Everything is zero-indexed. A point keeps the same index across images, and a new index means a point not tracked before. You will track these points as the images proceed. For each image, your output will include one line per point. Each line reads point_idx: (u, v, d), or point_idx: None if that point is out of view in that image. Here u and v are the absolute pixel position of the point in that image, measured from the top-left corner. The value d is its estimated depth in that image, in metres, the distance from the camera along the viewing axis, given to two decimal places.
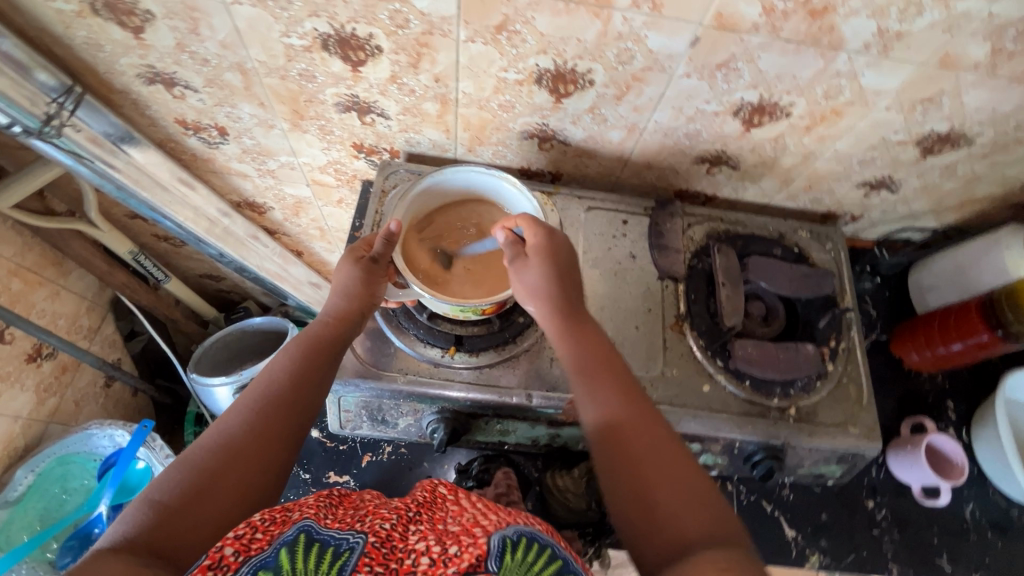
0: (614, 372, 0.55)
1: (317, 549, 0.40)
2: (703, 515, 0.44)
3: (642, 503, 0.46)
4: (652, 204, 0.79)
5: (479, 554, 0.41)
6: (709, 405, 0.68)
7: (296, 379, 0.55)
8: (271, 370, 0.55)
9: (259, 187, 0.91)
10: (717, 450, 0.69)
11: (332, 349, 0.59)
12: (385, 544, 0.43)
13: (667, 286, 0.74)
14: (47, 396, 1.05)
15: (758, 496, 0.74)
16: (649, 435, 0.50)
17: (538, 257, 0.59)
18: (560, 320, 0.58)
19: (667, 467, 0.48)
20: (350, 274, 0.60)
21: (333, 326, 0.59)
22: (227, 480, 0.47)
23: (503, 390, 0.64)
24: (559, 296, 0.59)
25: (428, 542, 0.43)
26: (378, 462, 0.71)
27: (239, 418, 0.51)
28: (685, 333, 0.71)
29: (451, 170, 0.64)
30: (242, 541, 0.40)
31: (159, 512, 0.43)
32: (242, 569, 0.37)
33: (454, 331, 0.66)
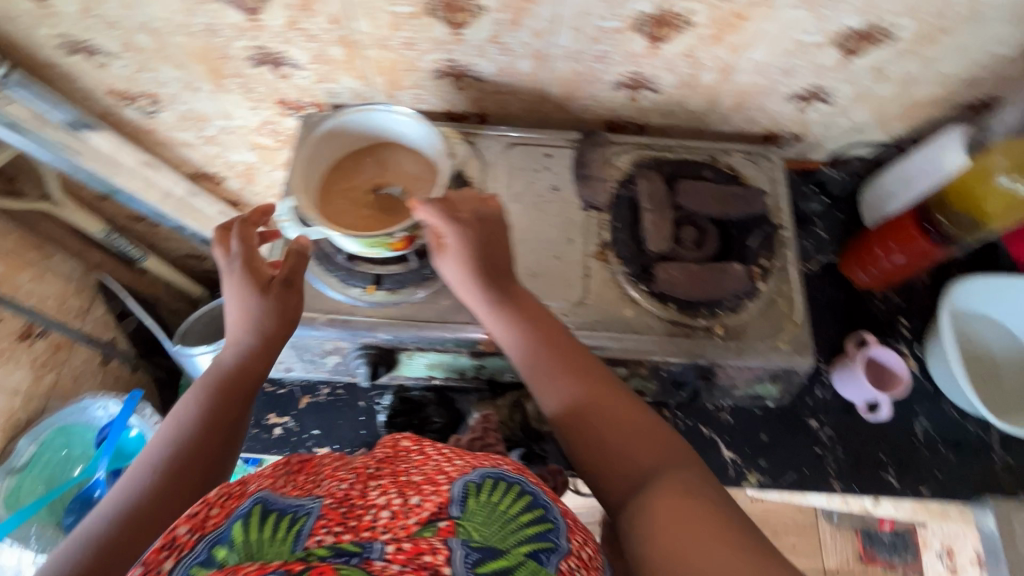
0: (553, 347, 0.59)
1: (273, 518, 0.46)
2: (651, 449, 0.52)
3: (603, 452, 0.53)
4: (577, 136, 0.78)
5: (441, 501, 0.48)
6: (630, 328, 0.67)
7: (205, 425, 0.58)
8: (176, 418, 0.58)
9: (207, 156, 0.94)
10: (644, 374, 0.69)
11: (243, 388, 0.61)
12: (342, 505, 0.48)
13: (591, 216, 0.73)
14: (44, 371, 1.12)
15: (696, 420, 0.73)
16: (597, 393, 0.56)
17: (454, 250, 0.61)
18: (507, 305, 0.61)
19: (614, 413, 0.55)
20: (246, 295, 0.61)
21: (243, 364, 0.61)
22: (134, 543, 0.50)
23: (422, 323, 0.66)
24: (489, 274, 0.62)
25: (387, 497, 0.49)
26: (316, 404, 0.73)
27: (145, 477, 0.53)
28: (609, 261, 0.71)
29: (345, 116, 0.65)
30: (197, 518, 0.46)
31: None
32: (198, 546, 0.43)
33: (373, 271, 0.67)
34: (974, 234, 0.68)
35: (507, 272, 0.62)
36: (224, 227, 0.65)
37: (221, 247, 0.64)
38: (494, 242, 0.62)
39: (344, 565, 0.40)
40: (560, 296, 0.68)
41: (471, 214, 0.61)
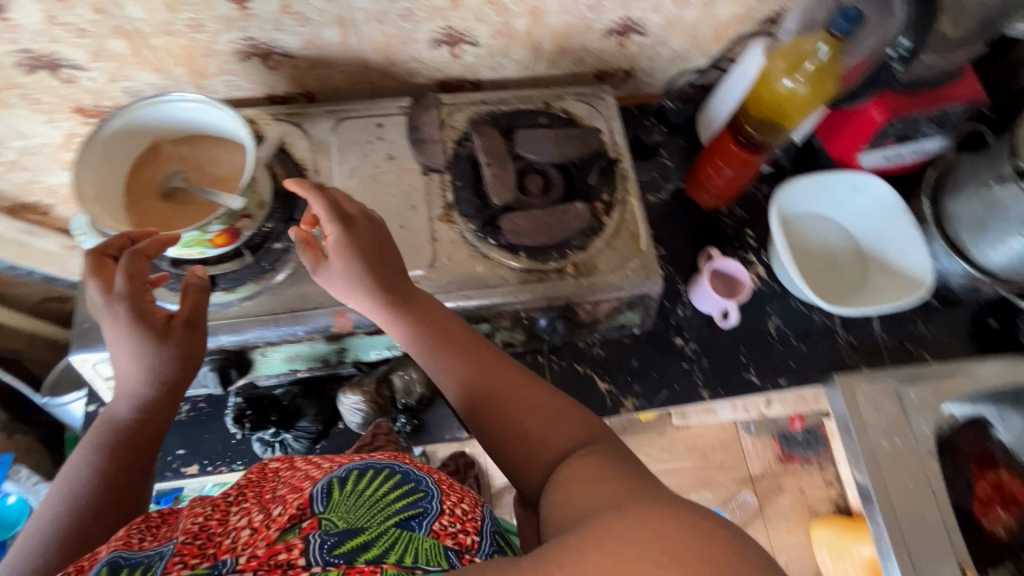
0: (464, 340, 0.55)
1: None
2: (565, 429, 0.47)
3: (514, 437, 0.48)
4: (408, 101, 0.76)
5: (302, 501, 0.41)
6: (483, 284, 0.68)
7: (103, 491, 0.50)
8: (62, 494, 0.49)
9: (17, 184, 0.84)
10: (507, 324, 0.71)
11: (148, 445, 0.54)
12: (199, 537, 0.40)
13: (432, 179, 0.72)
14: None
15: (569, 359, 0.76)
16: (508, 377, 0.52)
17: (337, 251, 0.57)
18: (404, 305, 0.57)
19: (528, 400, 0.49)
20: (139, 345, 0.53)
21: (142, 418, 0.54)
22: None
23: (266, 319, 0.63)
24: (376, 275, 0.57)
25: (249, 516, 0.41)
26: (176, 423, 0.70)
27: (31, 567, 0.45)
28: (454, 221, 0.71)
29: (130, 113, 0.60)
30: None
31: None
32: None
33: (205, 273, 0.63)
34: (779, 136, 0.74)
35: (398, 268, 0.59)
36: (97, 253, 0.54)
37: (96, 277, 0.53)
38: (375, 240, 0.59)
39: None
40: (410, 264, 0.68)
41: (363, 217, 0.59)
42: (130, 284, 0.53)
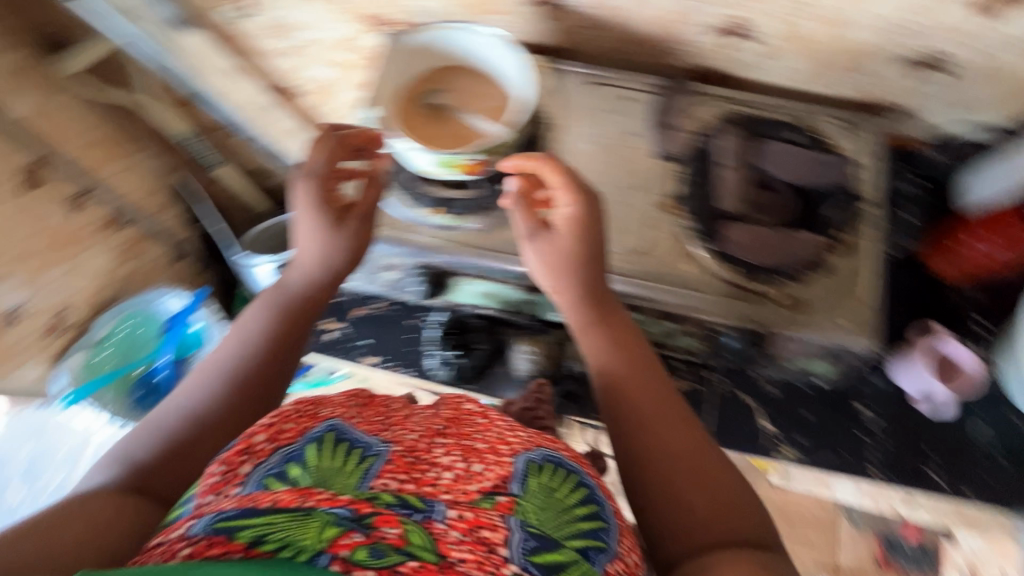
0: (645, 369, 0.60)
1: (345, 447, 0.52)
2: (728, 516, 0.50)
3: (671, 495, 0.52)
4: (662, 82, 0.75)
5: (504, 474, 0.51)
6: (686, 284, 0.66)
7: (267, 346, 0.61)
8: (240, 336, 0.62)
9: (288, 67, 0.95)
10: (695, 332, 0.70)
11: (306, 317, 0.64)
12: (410, 454, 0.53)
13: (664, 166, 0.71)
14: (126, 258, 1.21)
15: (739, 387, 0.74)
16: (680, 430, 0.56)
17: (567, 228, 0.60)
18: (594, 307, 0.62)
19: (691, 464, 0.53)
20: (319, 227, 0.64)
21: (311, 294, 0.65)
22: (195, 439, 0.55)
23: (485, 254, 0.67)
24: (589, 281, 0.61)
25: (454, 458, 0.53)
26: (369, 315, 0.77)
27: (210, 386, 0.58)
28: (675, 213, 0.69)
29: (425, 32, 0.65)
30: (274, 430, 0.53)
31: (127, 467, 0.52)
32: (271, 459, 0.50)
33: (441, 195, 0.68)
34: None
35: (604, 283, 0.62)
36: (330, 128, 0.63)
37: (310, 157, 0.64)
38: (592, 234, 0.60)
39: (407, 521, 0.43)
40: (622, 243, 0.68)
41: (595, 200, 0.60)
42: (327, 166, 0.62)
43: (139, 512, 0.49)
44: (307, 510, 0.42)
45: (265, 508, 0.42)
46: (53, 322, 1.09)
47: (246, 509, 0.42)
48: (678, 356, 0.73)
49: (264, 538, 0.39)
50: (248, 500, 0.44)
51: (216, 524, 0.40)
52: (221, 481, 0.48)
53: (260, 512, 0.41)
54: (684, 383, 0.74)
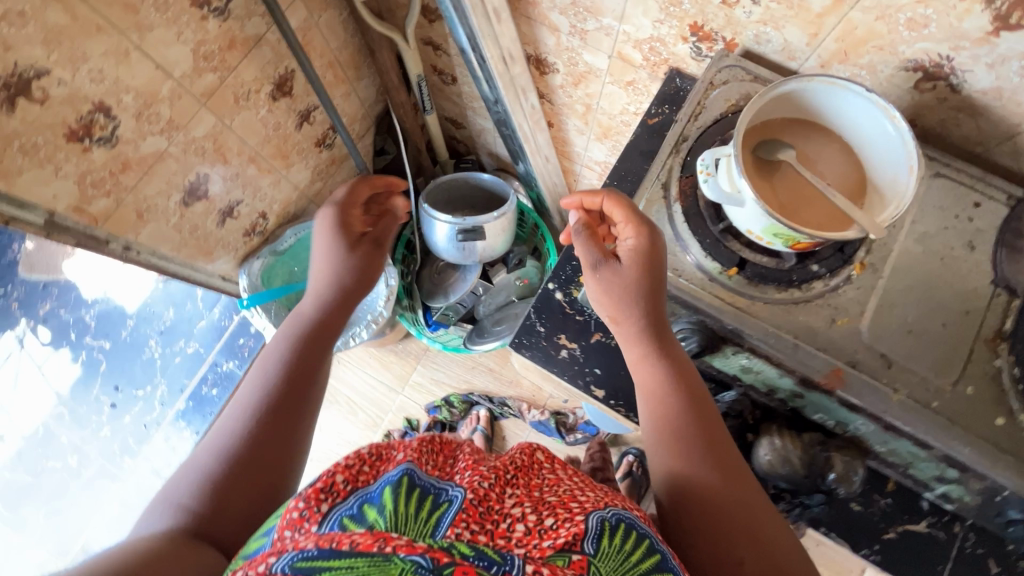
0: (689, 431, 0.62)
1: (419, 495, 0.50)
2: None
3: (724, 559, 0.55)
4: (1020, 193, 0.64)
5: (576, 532, 0.48)
6: (995, 441, 0.57)
7: (294, 372, 0.71)
8: (265, 373, 0.71)
9: (560, 45, 0.90)
10: (973, 488, 0.60)
11: (327, 334, 0.79)
12: (482, 504, 0.50)
13: (998, 295, 0.61)
14: (318, 178, 1.23)
15: (988, 552, 0.64)
16: (746, 508, 0.57)
17: (631, 262, 0.62)
18: (656, 369, 0.64)
19: (753, 535, 0.56)
20: (336, 246, 0.84)
21: (327, 315, 0.80)
22: (254, 469, 0.61)
23: (773, 334, 0.60)
24: (647, 329, 0.64)
25: (522, 510, 0.51)
26: (607, 344, 0.71)
27: (241, 422, 0.65)
28: (1000, 353, 0.60)
29: (827, 83, 0.56)
30: (351, 470, 0.53)
31: (184, 514, 0.56)
32: (349, 498, 0.50)
33: (740, 253, 0.62)
34: None
35: (666, 337, 0.65)
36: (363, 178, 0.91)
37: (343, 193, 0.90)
38: (654, 282, 0.62)
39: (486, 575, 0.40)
40: (930, 366, 0.60)
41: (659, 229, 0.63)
42: (347, 197, 0.88)
43: (201, 553, 0.53)
44: (385, 557, 0.40)
45: (345, 550, 0.41)
46: (254, 225, 1.12)
47: (326, 549, 0.40)
48: (933, 498, 0.64)
49: None
50: (328, 538, 0.42)
51: (296, 564, 0.40)
52: (301, 517, 0.47)
53: (343, 555, 0.40)
54: (924, 524, 0.65)
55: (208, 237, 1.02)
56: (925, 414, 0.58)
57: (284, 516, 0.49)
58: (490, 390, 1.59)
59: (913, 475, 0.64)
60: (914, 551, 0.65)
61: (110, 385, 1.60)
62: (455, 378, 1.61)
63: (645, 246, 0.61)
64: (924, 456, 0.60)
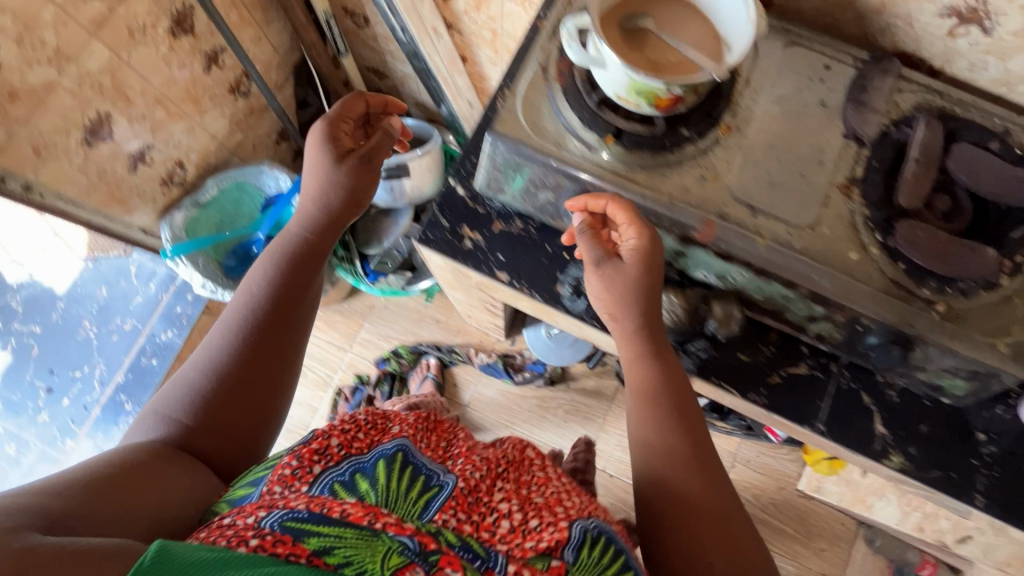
0: (680, 433, 0.65)
1: (410, 472, 0.57)
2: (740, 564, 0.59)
3: (693, 555, 0.59)
4: (865, 56, 0.70)
5: (559, 538, 0.54)
6: (851, 273, 0.63)
7: (274, 302, 0.73)
8: (250, 289, 0.75)
9: None
10: (838, 321, 0.67)
11: (310, 260, 0.78)
12: (471, 494, 0.58)
13: (848, 146, 0.67)
14: (237, 128, 1.21)
15: (861, 385, 0.71)
16: (711, 486, 0.63)
17: (636, 259, 0.65)
18: (642, 348, 0.68)
19: (719, 519, 0.61)
20: (321, 161, 0.78)
21: (313, 238, 0.79)
22: (234, 400, 0.67)
23: (650, 195, 0.65)
24: (643, 324, 0.67)
25: (509, 505, 0.58)
26: (507, 232, 0.75)
27: (226, 341, 0.70)
28: (852, 197, 0.66)
29: None
30: (346, 435, 0.59)
31: (172, 426, 0.64)
32: (342, 465, 0.56)
33: (616, 123, 0.66)
34: None
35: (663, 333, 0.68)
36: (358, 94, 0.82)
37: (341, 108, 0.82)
38: (652, 281, 0.66)
39: (469, 566, 0.47)
40: (792, 213, 0.65)
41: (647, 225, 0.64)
42: (341, 110, 0.80)
43: (180, 464, 0.60)
44: (375, 531, 0.46)
45: (335, 516, 0.47)
46: (170, 174, 1.10)
47: (317, 513, 0.47)
48: (809, 340, 0.71)
49: (332, 550, 0.44)
50: (319, 503, 0.48)
51: (285, 522, 0.46)
52: (294, 475, 0.54)
53: (333, 520, 0.46)
54: (805, 366, 0.71)
55: (120, 184, 1.01)
56: (788, 254, 0.64)
57: (275, 472, 0.55)
58: (438, 340, 1.61)
59: (789, 319, 0.70)
60: (798, 392, 0.71)
61: (44, 369, 1.54)
62: (403, 332, 1.62)
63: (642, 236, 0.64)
64: (793, 296, 0.66)
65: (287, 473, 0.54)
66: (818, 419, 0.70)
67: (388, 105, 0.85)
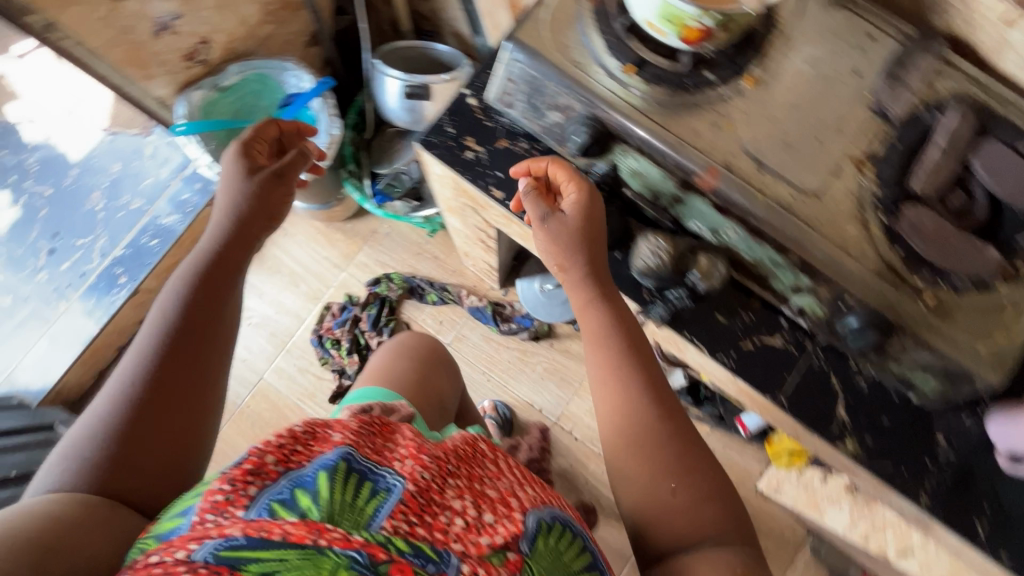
0: (651, 421, 0.66)
1: (355, 481, 0.47)
2: (706, 512, 0.62)
3: (656, 492, 0.63)
4: (913, 33, 0.67)
5: (515, 531, 0.50)
6: (845, 247, 0.63)
7: (191, 305, 0.68)
8: (160, 310, 0.68)
9: None
10: (824, 297, 0.66)
11: (233, 268, 0.74)
12: (422, 496, 0.48)
13: (874, 121, 0.64)
14: (268, 20, 1.19)
15: (833, 368, 0.70)
16: (667, 433, 0.66)
17: (580, 215, 0.66)
18: (589, 298, 0.69)
19: (680, 469, 0.64)
20: (237, 171, 0.77)
21: (226, 252, 0.74)
22: (162, 417, 0.60)
23: (658, 132, 0.63)
24: (593, 276, 0.69)
25: (463, 503, 0.50)
26: (511, 151, 0.73)
27: (134, 367, 0.63)
28: (865, 174, 0.64)
29: None
30: (282, 450, 0.49)
31: (88, 468, 0.56)
32: (280, 481, 0.46)
33: (639, 53, 0.64)
34: None
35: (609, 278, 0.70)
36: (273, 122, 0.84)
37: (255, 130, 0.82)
38: (598, 233, 0.67)
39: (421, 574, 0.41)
40: (800, 178, 0.63)
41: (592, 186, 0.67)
42: (258, 133, 0.81)
43: (112, 511, 0.53)
44: (319, 551, 0.40)
45: (275, 539, 0.40)
46: (194, 51, 1.09)
47: (255, 539, 0.40)
48: (789, 314, 0.70)
49: None
50: (257, 527, 0.41)
51: (219, 553, 0.39)
52: (226, 499, 0.44)
53: (273, 544, 0.39)
54: (780, 339, 0.71)
55: (142, 48, 1.00)
56: (783, 216, 0.62)
57: (205, 497, 0.45)
58: (432, 276, 1.62)
59: (773, 288, 0.69)
60: (768, 362, 0.71)
61: (47, 232, 1.56)
62: (399, 261, 1.62)
63: (586, 194, 0.66)
64: (782, 263, 0.66)
65: (217, 498, 0.44)
66: (781, 392, 0.70)
67: (302, 130, 0.87)
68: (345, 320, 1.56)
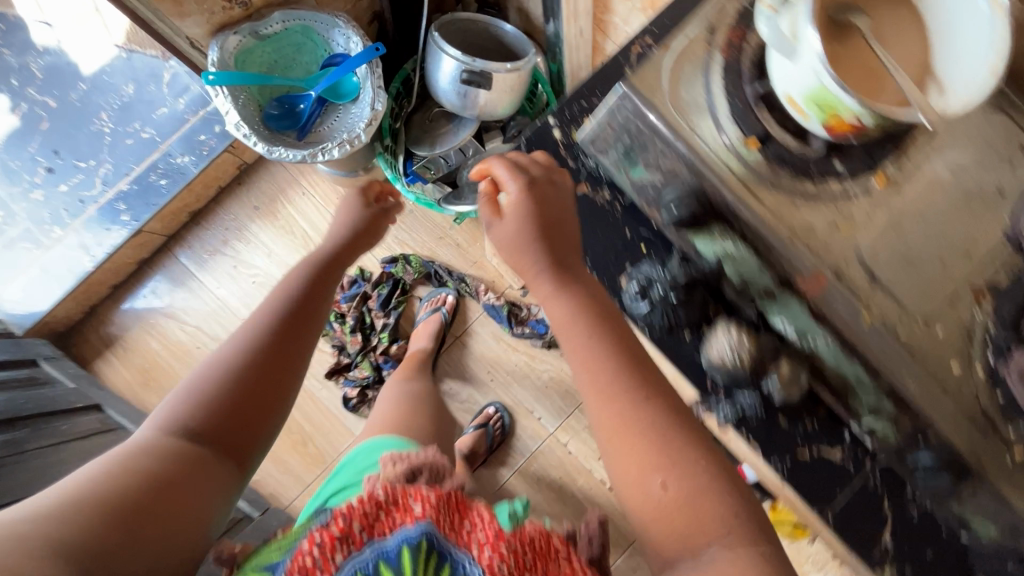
0: (630, 405, 0.55)
1: (435, 563, 0.52)
2: (705, 511, 0.51)
3: (646, 489, 0.53)
4: None
5: None
6: (941, 385, 0.57)
7: (302, 291, 0.75)
8: (280, 288, 0.75)
9: None
10: (902, 427, 0.60)
11: (331, 268, 0.81)
12: None
13: (1005, 250, 0.57)
14: None
15: (888, 493, 0.66)
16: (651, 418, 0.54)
17: (519, 207, 0.59)
18: (551, 286, 0.59)
19: (674, 467, 0.52)
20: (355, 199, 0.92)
21: (337, 252, 0.84)
22: (262, 386, 0.65)
23: (768, 224, 0.56)
24: (553, 257, 0.59)
25: None
26: (592, 199, 0.65)
27: (251, 332, 0.69)
28: (981, 307, 0.57)
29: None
30: (367, 516, 0.55)
31: (200, 410, 0.61)
32: (364, 552, 0.53)
33: (767, 126, 0.56)
34: None
35: (571, 245, 0.60)
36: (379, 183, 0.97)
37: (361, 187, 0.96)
38: (548, 218, 0.59)
39: None
40: (910, 300, 0.57)
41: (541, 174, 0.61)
42: (364, 189, 0.95)
43: (208, 460, 0.58)
44: None
45: None
46: None
47: None
48: (857, 432, 0.64)
49: None
50: None
51: None
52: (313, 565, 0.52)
53: None
54: (839, 453, 0.65)
55: None
56: (876, 337, 0.57)
57: (296, 556, 0.53)
58: (450, 264, 1.54)
59: (845, 404, 0.63)
60: (818, 473, 0.66)
61: (47, 146, 1.44)
62: (419, 242, 1.54)
63: (525, 185, 0.59)
64: (866, 384, 0.59)
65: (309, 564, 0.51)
66: (828, 507, 0.66)
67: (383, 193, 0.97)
68: (354, 295, 1.49)
